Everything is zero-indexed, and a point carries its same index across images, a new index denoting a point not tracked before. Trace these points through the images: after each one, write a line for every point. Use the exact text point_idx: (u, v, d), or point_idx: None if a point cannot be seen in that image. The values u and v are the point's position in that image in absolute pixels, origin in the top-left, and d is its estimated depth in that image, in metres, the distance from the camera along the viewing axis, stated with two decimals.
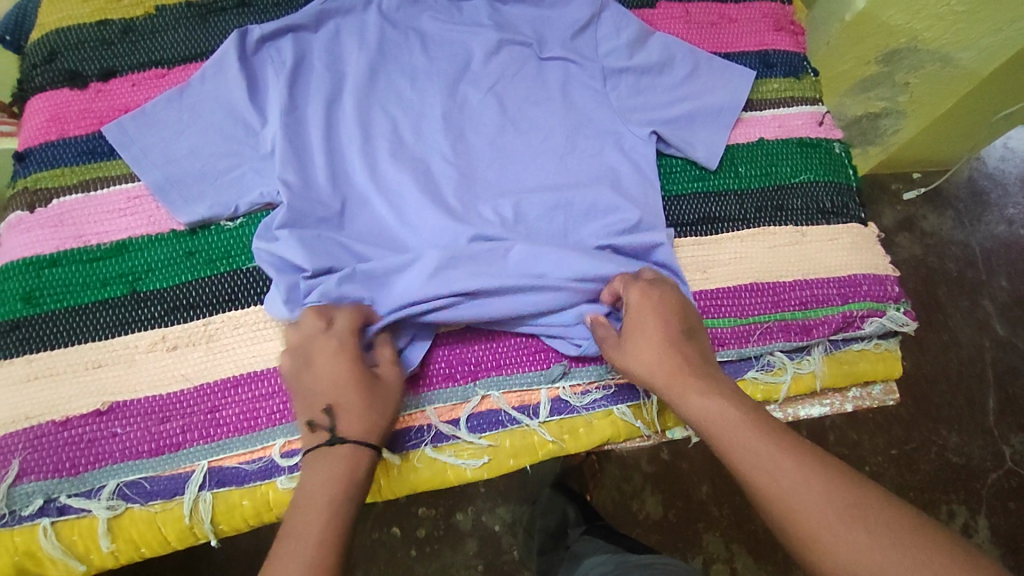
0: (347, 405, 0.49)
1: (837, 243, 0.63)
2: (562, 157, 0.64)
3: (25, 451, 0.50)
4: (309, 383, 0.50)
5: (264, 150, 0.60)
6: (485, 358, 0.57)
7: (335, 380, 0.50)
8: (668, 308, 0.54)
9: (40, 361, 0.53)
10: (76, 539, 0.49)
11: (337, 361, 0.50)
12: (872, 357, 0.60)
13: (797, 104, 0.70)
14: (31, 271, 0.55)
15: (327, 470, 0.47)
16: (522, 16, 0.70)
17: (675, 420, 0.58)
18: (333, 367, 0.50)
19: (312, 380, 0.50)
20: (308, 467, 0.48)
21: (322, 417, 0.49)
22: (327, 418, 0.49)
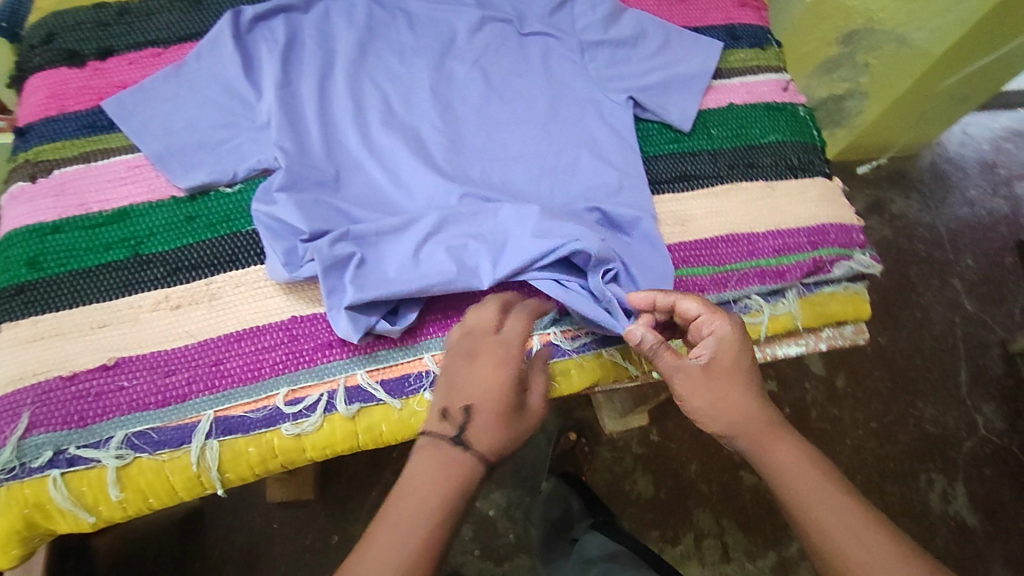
0: (485, 414, 0.49)
1: (805, 195, 0.68)
2: (547, 125, 0.67)
3: (33, 405, 0.51)
4: (466, 381, 0.51)
5: (260, 121, 0.62)
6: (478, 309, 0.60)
7: (492, 390, 0.50)
8: (745, 352, 0.55)
9: (46, 322, 0.54)
10: (85, 490, 0.50)
11: (496, 371, 0.51)
12: (842, 298, 0.64)
13: (763, 72, 0.74)
14: (35, 238, 0.57)
15: (435, 464, 0.47)
16: None
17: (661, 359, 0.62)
18: (496, 371, 0.51)
19: (467, 380, 0.51)
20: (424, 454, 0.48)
21: (456, 413, 0.49)
22: (461, 418, 0.49)
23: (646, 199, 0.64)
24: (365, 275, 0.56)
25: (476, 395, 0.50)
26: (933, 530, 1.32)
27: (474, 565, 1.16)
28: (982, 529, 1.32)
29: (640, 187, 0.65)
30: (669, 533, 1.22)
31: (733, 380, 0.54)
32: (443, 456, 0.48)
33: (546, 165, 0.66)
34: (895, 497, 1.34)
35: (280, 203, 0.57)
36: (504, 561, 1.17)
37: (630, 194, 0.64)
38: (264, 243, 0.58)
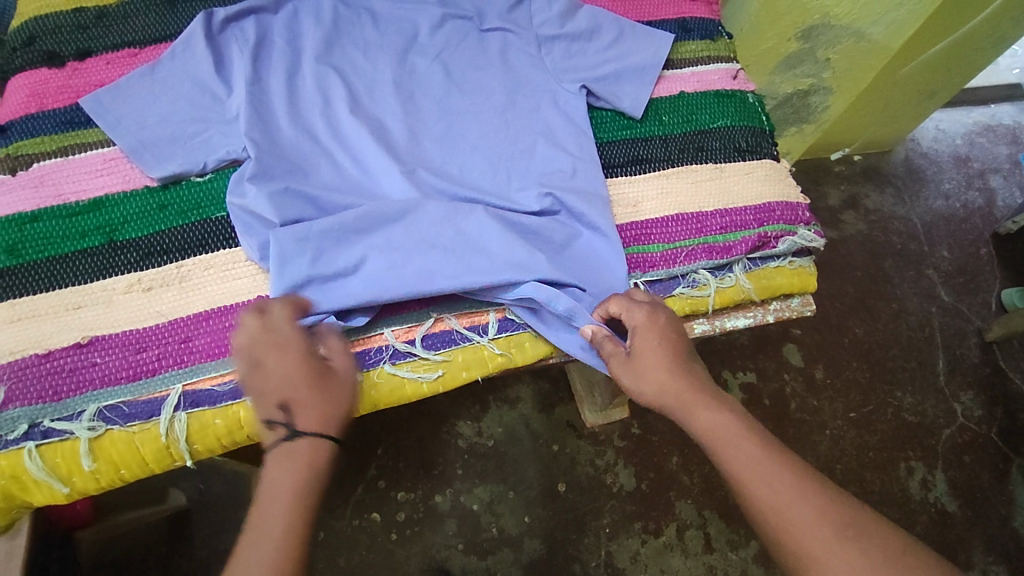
0: (297, 403, 0.53)
1: (752, 176, 0.71)
2: (507, 117, 0.71)
3: (10, 381, 0.54)
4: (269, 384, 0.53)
5: (229, 116, 0.65)
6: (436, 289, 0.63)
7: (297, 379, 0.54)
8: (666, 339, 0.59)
9: (23, 304, 0.57)
10: (59, 462, 0.53)
11: (283, 360, 0.54)
12: (788, 272, 0.68)
13: (713, 62, 0.78)
14: (14, 226, 0.60)
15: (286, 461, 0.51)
16: None
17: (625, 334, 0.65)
18: (281, 364, 0.54)
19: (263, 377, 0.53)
20: (275, 463, 0.52)
21: (273, 415, 0.53)
22: (279, 414, 0.53)
23: (601, 187, 0.67)
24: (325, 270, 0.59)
25: (275, 394, 0.53)
26: (914, 517, 1.33)
27: (458, 559, 1.18)
28: (963, 515, 1.33)
29: (595, 174, 0.68)
30: (652, 524, 1.24)
31: (656, 358, 0.58)
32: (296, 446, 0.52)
33: (508, 156, 0.69)
34: (876, 485, 1.35)
35: (252, 196, 0.60)
36: (488, 555, 1.19)
37: (587, 182, 0.67)
38: (237, 232, 0.61)
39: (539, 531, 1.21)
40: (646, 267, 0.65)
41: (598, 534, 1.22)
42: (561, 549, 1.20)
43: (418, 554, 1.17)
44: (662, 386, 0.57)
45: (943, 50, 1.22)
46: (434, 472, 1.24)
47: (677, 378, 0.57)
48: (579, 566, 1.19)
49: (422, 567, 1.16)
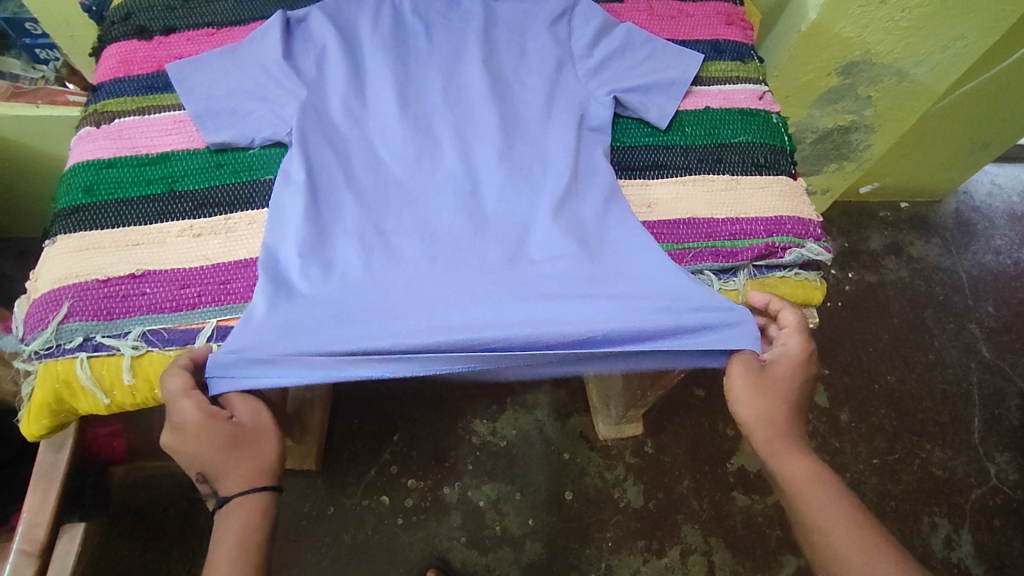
0: (216, 471, 0.57)
1: (768, 189, 0.74)
2: (543, 137, 0.74)
3: (72, 299, 0.61)
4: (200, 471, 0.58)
5: (283, 99, 0.71)
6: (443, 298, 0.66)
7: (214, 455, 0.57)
8: (802, 377, 0.64)
9: (91, 237, 0.65)
10: (104, 373, 0.60)
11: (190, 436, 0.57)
12: (792, 283, 0.70)
13: (741, 82, 0.81)
14: (93, 170, 0.68)
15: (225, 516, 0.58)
16: (511, 9, 0.81)
17: None
18: (189, 442, 0.57)
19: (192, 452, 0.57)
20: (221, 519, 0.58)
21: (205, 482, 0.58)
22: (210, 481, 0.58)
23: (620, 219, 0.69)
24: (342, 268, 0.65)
25: (194, 464, 0.58)
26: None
27: (459, 552, 1.20)
28: None
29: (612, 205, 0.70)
30: (655, 544, 1.24)
31: (782, 389, 0.63)
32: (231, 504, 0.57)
33: (540, 176, 0.72)
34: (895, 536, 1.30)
35: (289, 195, 0.66)
36: (489, 552, 1.21)
37: (610, 211, 0.70)
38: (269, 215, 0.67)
39: (542, 536, 1.23)
40: None
41: (600, 546, 1.23)
42: (561, 556, 1.21)
43: (422, 542, 1.21)
44: (770, 416, 0.62)
45: (972, 91, 1.23)
46: (446, 464, 1.27)
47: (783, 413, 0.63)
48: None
49: (424, 555, 1.20)
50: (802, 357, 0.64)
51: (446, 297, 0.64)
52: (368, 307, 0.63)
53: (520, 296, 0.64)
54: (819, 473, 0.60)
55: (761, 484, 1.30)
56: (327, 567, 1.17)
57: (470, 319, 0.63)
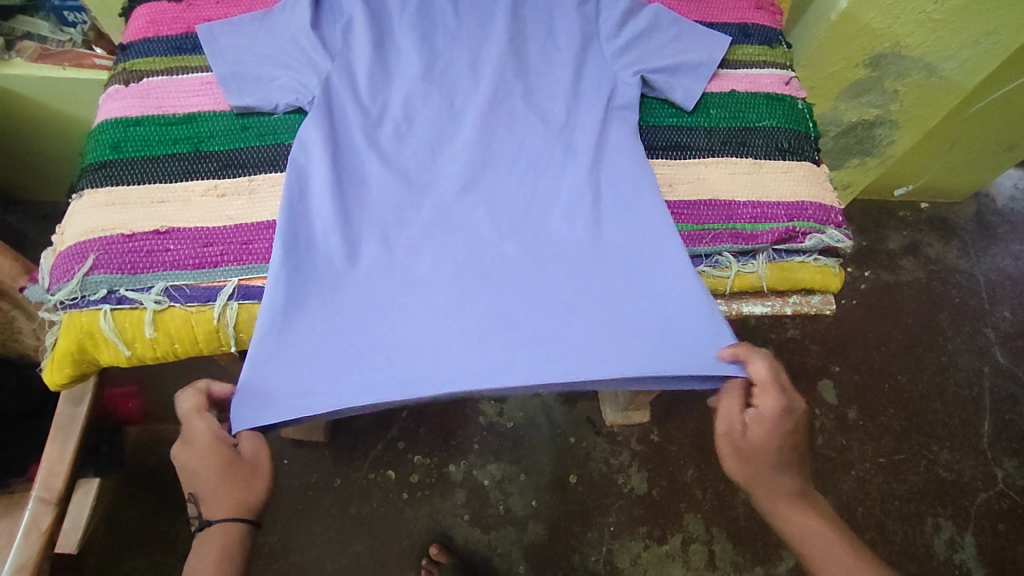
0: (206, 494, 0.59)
1: (790, 175, 0.74)
2: (565, 123, 0.74)
3: (97, 252, 0.62)
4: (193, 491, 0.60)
5: (306, 69, 0.71)
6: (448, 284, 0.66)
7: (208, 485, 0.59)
8: (784, 431, 0.62)
9: (117, 192, 0.65)
10: (126, 326, 0.61)
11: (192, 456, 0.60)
12: (811, 268, 0.70)
13: (768, 67, 0.81)
14: (121, 127, 0.69)
15: (209, 537, 0.59)
16: None
17: None
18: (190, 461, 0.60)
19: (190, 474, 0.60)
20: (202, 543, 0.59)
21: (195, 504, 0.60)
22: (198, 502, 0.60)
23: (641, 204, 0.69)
24: (354, 251, 0.66)
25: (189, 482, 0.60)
26: None
27: (462, 529, 1.22)
28: None
29: (633, 198, 0.69)
30: (657, 531, 1.24)
31: (761, 453, 0.62)
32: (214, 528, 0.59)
33: (559, 164, 0.72)
34: (897, 535, 1.30)
35: (309, 171, 0.67)
36: (492, 530, 1.22)
37: (628, 201, 0.69)
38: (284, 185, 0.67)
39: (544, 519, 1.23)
40: None
41: (602, 530, 1.23)
42: (563, 537, 1.23)
43: (426, 517, 1.22)
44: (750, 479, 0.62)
45: (1020, 87, 1.20)
46: (453, 443, 1.28)
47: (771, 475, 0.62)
48: (579, 558, 1.21)
49: (427, 530, 1.21)
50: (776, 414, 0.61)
51: (451, 288, 0.65)
52: (374, 293, 0.65)
53: (524, 292, 0.66)
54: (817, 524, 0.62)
55: None
56: (332, 536, 1.19)
57: (471, 310, 0.64)
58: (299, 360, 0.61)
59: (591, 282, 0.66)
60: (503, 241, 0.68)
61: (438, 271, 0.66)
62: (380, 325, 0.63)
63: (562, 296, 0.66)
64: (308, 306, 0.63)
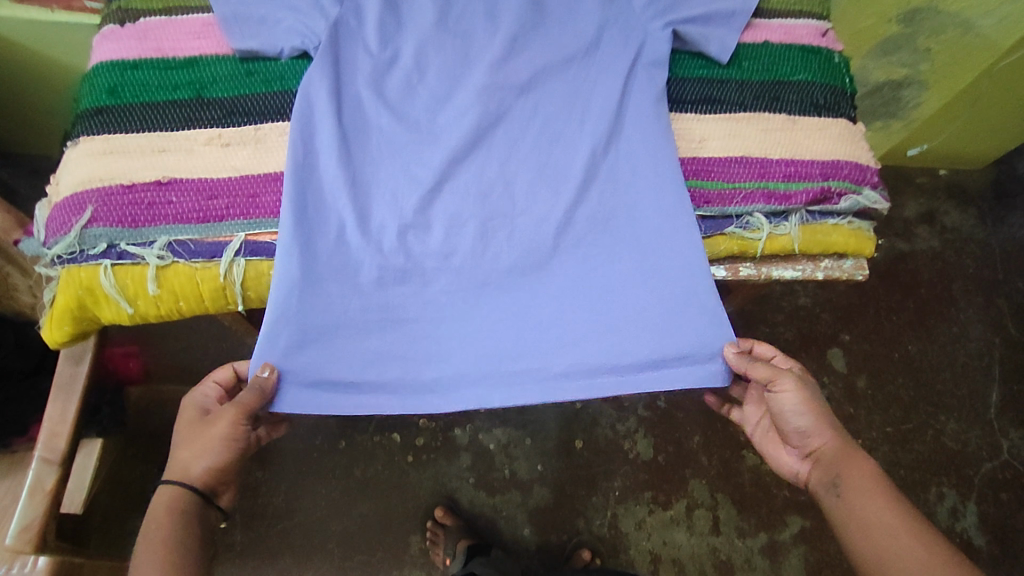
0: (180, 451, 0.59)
1: (825, 132, 0.70)
2: (589, 74, 0.68)
3: (96, 204, 0.58)
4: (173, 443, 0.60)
5: (313, 12, 0.66)
6: (461, 250, 0.62)
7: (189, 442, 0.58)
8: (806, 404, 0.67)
9: (115, 140, 0.61)
10: (128, 283, 0.58)
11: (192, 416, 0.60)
12: (845, 231, 0.66)
13: (804, 17, 0.76)
14: (117, 71, 0.64)
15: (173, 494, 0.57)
16: None
17: (709, 257, 0.66)
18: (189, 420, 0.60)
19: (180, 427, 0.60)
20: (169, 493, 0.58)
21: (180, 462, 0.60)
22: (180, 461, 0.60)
23: (658, 172, 0.64)
24: (364, 211, 0.62)
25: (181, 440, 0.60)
26: None
27: (467, 492, 1.22)
28: (988, 552, 1.28)
29: (659, 160, 0.64)
30: (662, 496, 1.24)
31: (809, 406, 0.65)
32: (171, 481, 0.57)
33: (580, 119, 0.67)
34: None
35: (317, 125, 0.63)
36: (497, 493, 1.22)
37: (656, 161, 0.64)
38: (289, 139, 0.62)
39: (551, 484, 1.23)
40: (701, 203, 0.65)
41: (608, 495, 1.23)
42: (569, 502, 1.22)
43: (431, 479, 1.22)
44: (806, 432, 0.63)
45: None
46: (458, 406, 1.26)
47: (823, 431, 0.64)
48: (583, 522, 1.21)
49: (432, 493, 1.21)
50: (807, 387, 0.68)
51: (466, 254, 0.62)
52: (385, 258, 0.61)
53: (542, 259, 0.63)
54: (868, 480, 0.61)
55: None
56: (337, 498, 1.19)
57: (484, 280, 0.62)
58: (315, 339, 0.59)
59: (611, 252, 0.63)
60: (520, 206, 0.64)
61: (452, 236, 0.63)
62: (391, 303, 0.61)
63: (576, 271, 0.63)
64: (317, 270, 0.60)
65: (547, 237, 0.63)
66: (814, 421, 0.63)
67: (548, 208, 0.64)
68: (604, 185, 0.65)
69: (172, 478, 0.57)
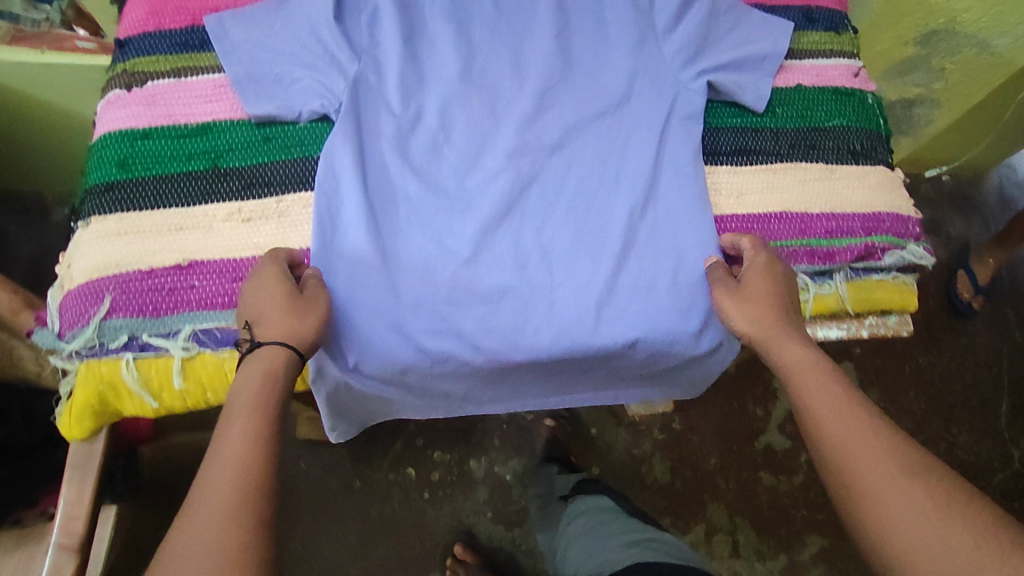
0: (259, 320, 0.51)
1: (864, 182, 0.68)
2: (623, 128, 0.66)
3: (114, 292, 0.55)
4: (250, 317, 0.52)
5: (334, 74, 0.62)
6: (500, 325, 0.60)
7: (264, 303, 0.52)
8: (778, 282, 0.58)
9: (130, 219, 0.58)
10: (152, 375, 0.55)
11: (264, 283, 0.53)
12: (889, 287, 0.65)
13: (835, 56, 0.73)
14: (126, 142, 0.61)
15: (260, 372, 0.48)
16: None
17: None
18: (259, 291, 0.52)
19: (250, 302, 0.52)
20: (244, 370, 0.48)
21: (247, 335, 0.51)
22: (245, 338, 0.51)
23: (702, 240, 0.62)
24: (395, 287, 0.59)
25: (246, 313, 0.52)
26: None
27: (485, 526, 1.18)
28: None
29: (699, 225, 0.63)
30: (680, 521, 1.21)
31: (764, 291, 0.57)
32: (265, 350, 0.49)
33: (615, 179, 0.64)
34: None
35: (344, 197, 0.60)
36: (516, 526, 1.19)
37: (697, 228, 0.63)
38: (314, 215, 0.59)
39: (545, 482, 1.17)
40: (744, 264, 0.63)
41: None
42: None
43: (448, 515, 1.19)
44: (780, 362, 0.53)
45: None
46: (472, 439, 1.23)
47: (772, 312, 0.56)
48: None
49: (450, 529, 1.18)
50: (769, 264, 0.58)
51: (505, 329, 0.60)
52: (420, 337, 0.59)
53: (585, 330, 0.60)
54: (816, 363, 0.52)
55: (790, 463, 1.26)
56: (357, 542, 1.15)
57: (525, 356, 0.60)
58: None
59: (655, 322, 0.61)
60: (558, 275, 0.61)
61: (490, 309, 0.60)
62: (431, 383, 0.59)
63: (621, 344, 0.60)
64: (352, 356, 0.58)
65: (591, 309, 0.60)
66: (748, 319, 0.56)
67: (589, 275, 0.61)
68: (644, 251, 0.62)
69: (268, 346, 0.49)
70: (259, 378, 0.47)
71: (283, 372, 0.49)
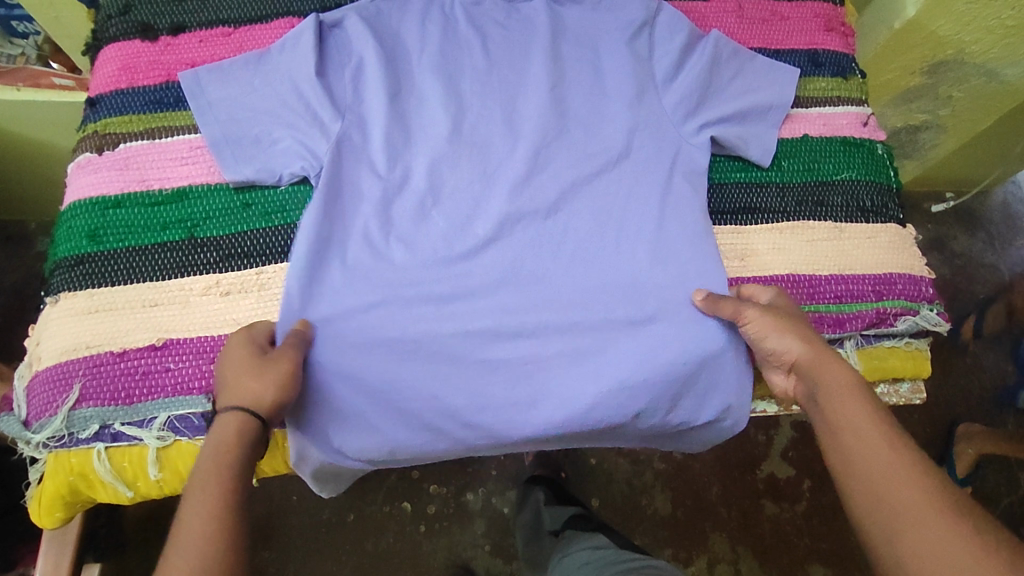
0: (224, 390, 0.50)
1: (875, 242, 0.65)
2: (622, 185, 0.63)
3: (85, 378, 0.53)
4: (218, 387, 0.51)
5: (317, 134, 0.59)
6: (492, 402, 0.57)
7: (229, 372, 0.51)
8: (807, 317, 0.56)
9: (101, 296, 0.55)
10: (126, 466, 0.53)
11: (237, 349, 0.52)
12: (901, 353, 0.63)
13: (842, 104, 0.70)
14: (97, 210, 0.58)
15: (216, 444, 0.47)
16: (579, 21, 0.67)
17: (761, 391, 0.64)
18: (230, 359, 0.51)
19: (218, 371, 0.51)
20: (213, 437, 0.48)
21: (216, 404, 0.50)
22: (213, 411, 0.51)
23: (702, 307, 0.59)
24: (380, 363, 0.56)
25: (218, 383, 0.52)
26: None
27: (483, 560, 1.04)
28: None
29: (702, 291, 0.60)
30: (683, 552, 1.06)
31: (801, 320, 0.55)
32: (220, 424, 0.48)
33: (615, 240, 0.61)
34: None
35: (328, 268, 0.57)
36: (516, 560, 1.04)
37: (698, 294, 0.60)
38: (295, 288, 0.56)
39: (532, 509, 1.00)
40: None
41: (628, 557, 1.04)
42: None
43: (446, 550, 1.04)
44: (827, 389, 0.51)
45: None
46: (470, 468, 1.08)
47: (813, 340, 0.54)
48: None
49: (447, 565, 1.03)
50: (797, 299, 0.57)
51: (497, 406, 0.57)
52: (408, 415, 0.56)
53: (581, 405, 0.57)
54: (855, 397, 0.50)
55: (793, 489, 1.10)
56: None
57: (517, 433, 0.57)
58: None
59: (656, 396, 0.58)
60: (553, 345, 0.58)
61: (482, 385, 0.57)
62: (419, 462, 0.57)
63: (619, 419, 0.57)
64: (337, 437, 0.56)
65: (591, 383, 0.58)
66: (793, 340, 0.54)
67: (584, 345, 0.58)
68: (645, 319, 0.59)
69: (224, 416, 0.48)
70: (215, 448, 0.47)
71: (238, 444, 0.47)
